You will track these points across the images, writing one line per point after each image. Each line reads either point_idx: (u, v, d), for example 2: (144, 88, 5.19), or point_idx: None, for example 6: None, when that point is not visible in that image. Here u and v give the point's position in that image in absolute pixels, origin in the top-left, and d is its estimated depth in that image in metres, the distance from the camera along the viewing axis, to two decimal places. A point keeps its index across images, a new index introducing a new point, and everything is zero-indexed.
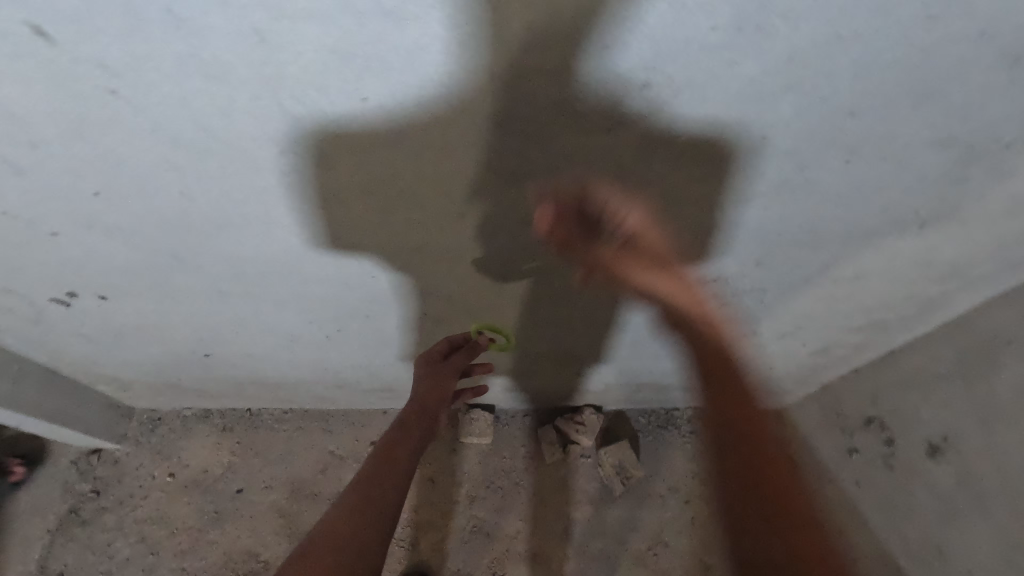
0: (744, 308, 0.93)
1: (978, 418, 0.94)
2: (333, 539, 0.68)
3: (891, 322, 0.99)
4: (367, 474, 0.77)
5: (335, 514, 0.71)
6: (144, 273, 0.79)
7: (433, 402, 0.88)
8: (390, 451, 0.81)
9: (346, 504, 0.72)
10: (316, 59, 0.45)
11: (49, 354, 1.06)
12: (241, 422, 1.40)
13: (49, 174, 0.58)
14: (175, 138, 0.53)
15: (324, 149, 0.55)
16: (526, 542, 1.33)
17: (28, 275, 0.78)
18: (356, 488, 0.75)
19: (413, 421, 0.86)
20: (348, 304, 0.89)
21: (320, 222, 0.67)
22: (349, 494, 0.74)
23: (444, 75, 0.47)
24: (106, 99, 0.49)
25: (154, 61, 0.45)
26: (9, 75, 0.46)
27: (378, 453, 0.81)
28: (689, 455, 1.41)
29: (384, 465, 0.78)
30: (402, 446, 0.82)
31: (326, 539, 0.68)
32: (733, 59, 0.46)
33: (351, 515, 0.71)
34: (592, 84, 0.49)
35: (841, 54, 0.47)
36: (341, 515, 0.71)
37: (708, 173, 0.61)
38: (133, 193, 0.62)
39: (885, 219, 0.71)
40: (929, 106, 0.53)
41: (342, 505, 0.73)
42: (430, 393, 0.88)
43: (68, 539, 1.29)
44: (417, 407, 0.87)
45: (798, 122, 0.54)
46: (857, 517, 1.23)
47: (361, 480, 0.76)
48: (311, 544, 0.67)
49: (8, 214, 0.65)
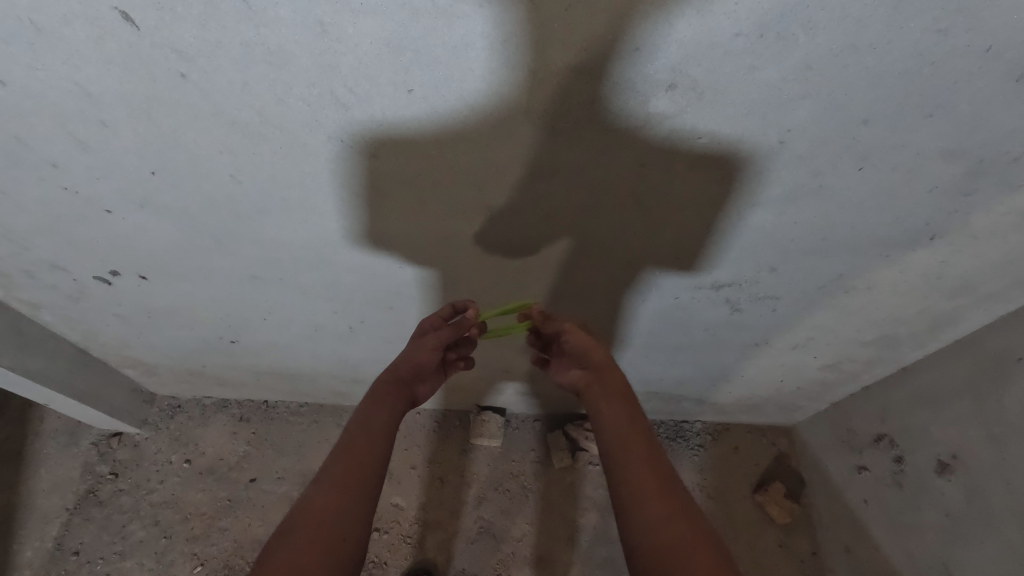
0: (757, 317, 0.96)
1: (987, 437, 0.95)
2: (312, 517, 0.67)
3: (902, 337, 1.00)
4: (345, 447, 0.75)
5: (314, 493, 0.70)
6: (185, 255, 0.83)
7: (406, 372, 0.83)
8: (366, 426, 0.77)
9: (325, 481, 0.71)
10: (369, 51, 0.49)
11: (83, 333, 1.11)
12: (257, 413, 1.44)
13: (112, 152, 0.63)
14: (232, 122, 0.58)
15: (367, 137, 0.59)
16: (533, 545, 1.34)
17: (76, 251, 0.83)
18: (335, 464, 0.73)
19: (387, 391, 0.81)
20: (372, 295, 0.93)
21: (355, 211, 0.71)
22: (328, 469, 0.73)
23: (485, 70, 0.50)
24: (175, 82, 0.53)
25: (224, 48, 0.50)
26: (93, 56, 0.51)
27: (354, 426, 0.78)
28: (698, 467, 1.44)
29: (359, 440, 0.75)
30: (377, 419, 0.78)
31: (304, 516, 0.67)
32: (754, 64, 0.50)
33: (330, 491, 0.70)
34: (620, 85, 0.52)
35: (857, 63, 0.50)
36: (320, 494, 0.70)
37: (727, 177, 0.64)
38: (186, 174, 0.66)
39: (897, 229, 0.73)
40: (939, 117, 0.56)
41: (320, 483, 0.71)
42: (406, 364, 0.83)
43: (83, 518, 1.32)
44: (392, 377, 0.83)
45: (814, 129, 0.57)
46: (865, 536, 1.24)
47: (340, 455, 0.74)
48: (291, 520, 0.68)
49: (68, 189, 0.69)
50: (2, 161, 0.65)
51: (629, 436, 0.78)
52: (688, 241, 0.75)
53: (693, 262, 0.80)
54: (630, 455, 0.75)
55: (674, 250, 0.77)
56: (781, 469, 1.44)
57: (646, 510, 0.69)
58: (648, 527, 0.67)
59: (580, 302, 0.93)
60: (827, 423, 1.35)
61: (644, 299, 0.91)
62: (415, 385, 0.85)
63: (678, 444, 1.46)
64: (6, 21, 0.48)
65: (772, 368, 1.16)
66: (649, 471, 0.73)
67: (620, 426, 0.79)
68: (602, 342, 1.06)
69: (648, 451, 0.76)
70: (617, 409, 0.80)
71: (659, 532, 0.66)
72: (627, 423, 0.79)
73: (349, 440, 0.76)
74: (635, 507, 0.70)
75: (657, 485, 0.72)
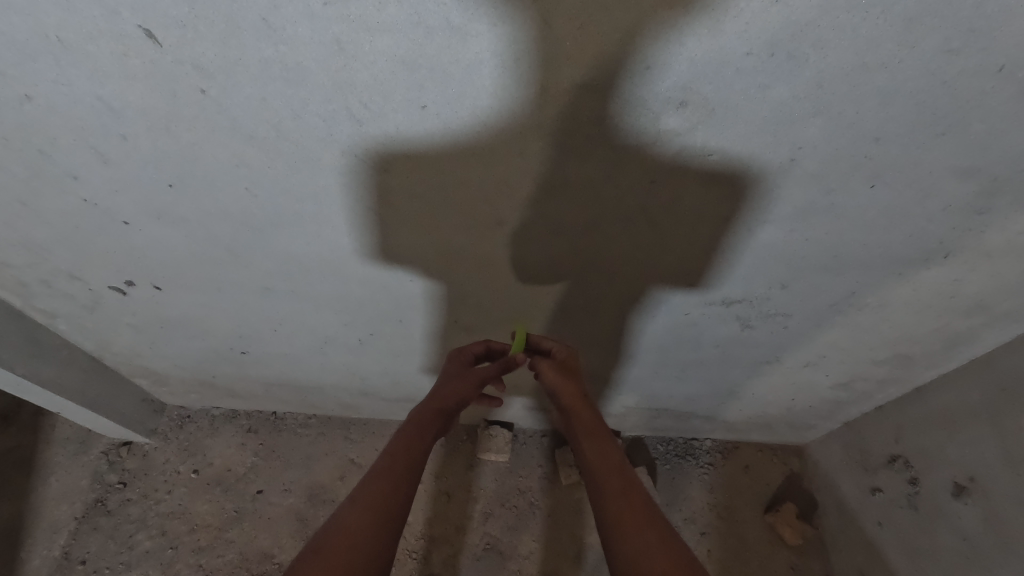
0: (768, 334, 0.95)
1: (1005, 460, 0.93)
2: (346, 537, 0.66)
3: (916, 356, 0.99)
4: (379, 470, 0.76)
5: (347, 512, 0.70)
6: (199, 267, 0.84)
7: (451, 402, 0.87)
8: (403, 452, 0.79)
9: (358, 502, 0.71)
10: (384, 68, 0.50)
11: (96, 342, 1.12)
12: (265, 425, 1.45)
13: (131, 165, 0.64)
14: (249, 136, 0.59)
15: (380, 153, 0.60)
16: (539, 563, 1.32)
17: (92, 261, 0.84)
18: (369, 485, 0.73)
19: (430, 418, 0.85)
20: (382, 308, 0.93)
21: (366, 224, 0.72)
22: (362, 491, 0.73)
23: (497, 87, 0.51)
24: (196, 98, 0.55)
25: (243, 65, 0.51)
26: (116, 73, 0.53)
27: (393, 450, 0.79)
28: (707, 486, 1.42)
29: (398, 465, 0.76)
30: (416, 446, 0.80)
31: (337, 536, 0.67)
32: (765, 83, 0.50)
33: (364, 512, 0.69)
34: (631, 102, 0.52)
35: (868, 82, 0.50)
36: (353, 515, 0.69)
37: (737, 194, 0.64)
38: (203, 188, 0.67)
39: (910, 247, 0.72)
40: (951, 136, 0.56)
41: (355, 503, 0.71)
42: (449, 394, 0.86)
43: (91, 527, 1.33)
44: (435, 405, 0.86)
45: (826, 146, 0.57)
46: (880, 560, 1.22)
47: (377, 476, 0.75)
48: (323, 540, 0.66)
49: (88, 202, 0.71)
50: (24, 172, 0.66)
51: (605, 468, 0.78)
52: (697, 258, 0.75)
53: (703, 279, 0.80)
54: (610, 490, 0.75)
55: (685, 266, 0.77)
56: (792, 489, 1.42)
57: (630, 539, 0.67)
58: (631, 559, 0.65)
59: (589, 318, 0.93)
60: (839, 443, 1.33)
61: (653, 315, 0.91)
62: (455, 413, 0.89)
63: (688, 462, 1.45)
64: (34, 37, 0.49)
65: (782, 386, 1.15)
66: (630, 504, 0.72)
67: (598, 461, 0.79)
68: (611, 358, 1.06)
69: (628, 483, 0.75)
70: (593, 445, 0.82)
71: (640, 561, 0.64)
72: (603, 458, 0.79)
73: (387, 463, 0.76)
74: (618, 541, 0.68)
75: (635, 515, 0.70)
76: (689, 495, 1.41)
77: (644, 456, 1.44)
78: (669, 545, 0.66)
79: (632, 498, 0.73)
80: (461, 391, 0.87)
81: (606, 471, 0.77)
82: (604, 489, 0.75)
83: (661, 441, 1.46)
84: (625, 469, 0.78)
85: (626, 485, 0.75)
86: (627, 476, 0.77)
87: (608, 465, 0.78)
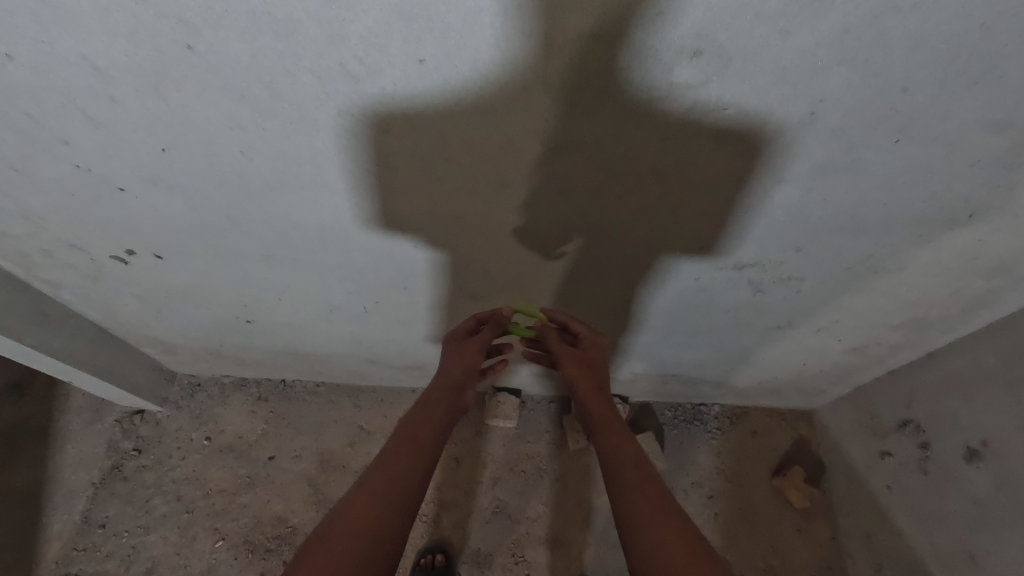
0: (780, 299, 0.93)
1: (1020, 423, 0.92)
2: (353, 521, 0.69)
3: (933, 320, 0.97)
4: (388, 455, 0.78)
5: (353, 498, 0.73)
6: (199, 234, 0.83)
7: (459, 372, 0.88)
8: (413, 434, 0.81)
9: (367, 487, 0.74)
10: (379, 19, 0.47)
11: (103, 312, 1.12)
12: (275, 392, 1.46)
13: (123, 129, 0.62)
14: (241, 96, 0.56)
15: (377, 113, 0.57)
16: (548, 526, 1.34)
17: (91, 229, 0.83)
18: (379, 469, 0.76)
19: (437, 398, 0.86)
20: (386, 276, 0.92)
21: (366, 189, 0.70)
22: (371, 475, 0.76)
23: (499, 37, 0.48)
24: (184, 55, 0.52)
25: (231, 18, 0.48)
26: (97, 28, 0.50)
27: (401, 435, 0.81)
28: (715, 451, 1.43)
29: (402, 449, 0.79)
30: (424, 431, 0.82)
31: (343, 519, 0.69)
32: (786, 29, 0.47)
33: (374, 498, 0.72)
34: (641, 52, 0.49)
35: (898, 27, 0.47)
36: (360, 500, 0.72)
37: (751, 151, 0.61)
38: (197, 151, 0.65)
39: (933, 206, 0.69)
40: (984, 86, 0.52)
41: (362, 488, 0.74)
42: (455, 368, 0.88)
43: (109, 493, 1.35)
44: (443, 383, 0.87)
45: (850, 97, 0.54)
46: (888, 522, 1.22)
47: (383, 461, 0.77)
48: (331, 526, 0.69)
49: (81, 167, 0.69)
50: (15, 138, 0.64)
51: (625, 456, 0.80)
52: (708, 220, 0.73)
53: (716, 242, 0.77)
54: (624, 490, 0.76)
55: (696, 230, 0.75)
56: (799, 453, 1.43)
57: (645, 545, 0.69)
58: (646, 557, 0.67)
59: (598, 283, 0.90)
60: (849, 409, 1.32)
61: (662, 281, 0.89)
62: (467, 385, 0.90)
63: (696, 427, 1.45)
64: None
65: (793, 352, 1.13)
66: (644, 506, 0.73)
67: (619, 450, 0.82)
68: (619, 324, 1.04)
69: (641, 474, 0.77)
70: (611, 434, 0.84)
71: (653, 560, 0.66)
72: (623, 445, 0.82)
73: (394, 449, 0.79)
74: (634, 537, 0.70)
75: (653, 508, 0.72)
76: (697, 460, 1.42)
77: (652, 421, 1.44)
78: (683, 539, 0.68)
79: (647, 490, 0.75)
80: (468, 363, 0.88)
81: (622, 458, 0.80)
82: (619, 481, 0.78)
83: (668, 407, 1.46)
84: (640, 458, 0.80)
85: (640, 476, 0.77)
86: (641, 464, 0.79)
87: (623, 453, 0.81)
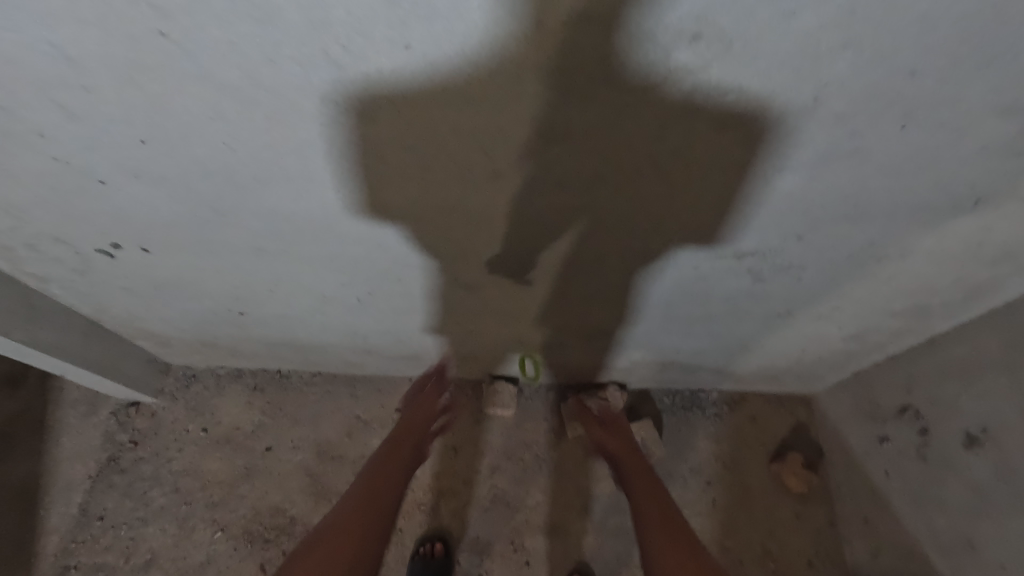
0: (780, 287, 0.91)
1: (1020, 411, 0.91)
2: (329, 551, 0.83)
3: (934, 307, 0.95)
4: (357, 495, 0.95)
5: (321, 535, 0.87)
6: (186, 227, 0.81)
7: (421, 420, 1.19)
8: (377, 479, 0.99)
9: (338, 521, 0.89)
10: (362, 2, 0.45)
11: (93, 306, 1.10)
12: (271, 382, 1.45)
13: (101, 121, 0.60)
14: (222, 86, 0.54)
15: (363, 101, 0.55)
16: (546, 513, 1.34)
17: (75, 223, 0.81)
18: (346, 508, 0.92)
19: (397, 448, 1.08)
20: (380, 267, 0.90)
21: (355, 180, 0.68)
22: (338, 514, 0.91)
23: (488, 21, 0.46)
24: (159, 43, 0.50)
25: (206, 4, 0.45)
26: (66, 15, 0.47)
27: (366, 480, 0.99)
28: (713, 437, 1.42)
29: (367, 489, 0.96)
30: (386, 482, 0.99)
31: (320, 544, 0.84)
32: (790, 9, 0.44)
33: (342, 532, 0.87)
34: (638, 35, 0.47)
35: (907, 7, 0.44)
36: (333, 532, 0.87)
37: (752, 137, 0.58)
38: (178, 142, 0.63)
39: (938, 193, 0.67)
40: (996, 68, 0.50)
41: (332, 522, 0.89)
42: (419, 415, 1.19)
43: (106, 485, 1.35)
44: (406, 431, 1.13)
45: (856, 82, 0.51)
46: (886, 507, 1.22)
47: (349, 503, 0.93)
48: (311, 549, 0.83)
49: (60, 160, 0.67)
50: None
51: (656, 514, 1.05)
52: (708, 208, 0.71)
53: (715, 231, 0.76)
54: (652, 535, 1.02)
55: (695, 218, 0.73)
56: (798, 439, 1.43)
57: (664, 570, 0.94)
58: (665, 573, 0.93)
59: (595, 272, 0.89)
60: (848, 394, 1.32)
61: (661, 270, 0.87)
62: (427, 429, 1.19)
63: (694, 413, 1.44)
64: None
65: (793, 339, 1.12)
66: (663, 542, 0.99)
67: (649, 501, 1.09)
68: (617, 312, 1.03)
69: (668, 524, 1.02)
70: (646, 495, 1.10)
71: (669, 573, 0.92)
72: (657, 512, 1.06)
73: (360, 491, 0.96)
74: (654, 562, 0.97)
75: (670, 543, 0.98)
76: (696, 447, 1.41)
77: (650, 408, 1.44)
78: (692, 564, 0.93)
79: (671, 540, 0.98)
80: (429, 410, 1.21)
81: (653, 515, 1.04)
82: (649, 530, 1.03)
83: (667, 393, 1.46)
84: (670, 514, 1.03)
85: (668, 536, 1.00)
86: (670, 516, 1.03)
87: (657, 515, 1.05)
